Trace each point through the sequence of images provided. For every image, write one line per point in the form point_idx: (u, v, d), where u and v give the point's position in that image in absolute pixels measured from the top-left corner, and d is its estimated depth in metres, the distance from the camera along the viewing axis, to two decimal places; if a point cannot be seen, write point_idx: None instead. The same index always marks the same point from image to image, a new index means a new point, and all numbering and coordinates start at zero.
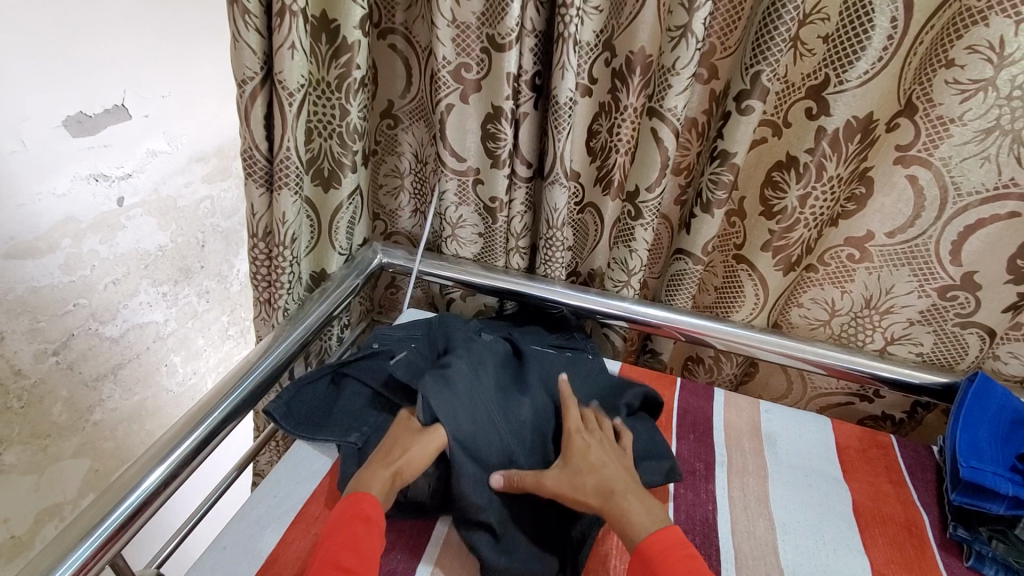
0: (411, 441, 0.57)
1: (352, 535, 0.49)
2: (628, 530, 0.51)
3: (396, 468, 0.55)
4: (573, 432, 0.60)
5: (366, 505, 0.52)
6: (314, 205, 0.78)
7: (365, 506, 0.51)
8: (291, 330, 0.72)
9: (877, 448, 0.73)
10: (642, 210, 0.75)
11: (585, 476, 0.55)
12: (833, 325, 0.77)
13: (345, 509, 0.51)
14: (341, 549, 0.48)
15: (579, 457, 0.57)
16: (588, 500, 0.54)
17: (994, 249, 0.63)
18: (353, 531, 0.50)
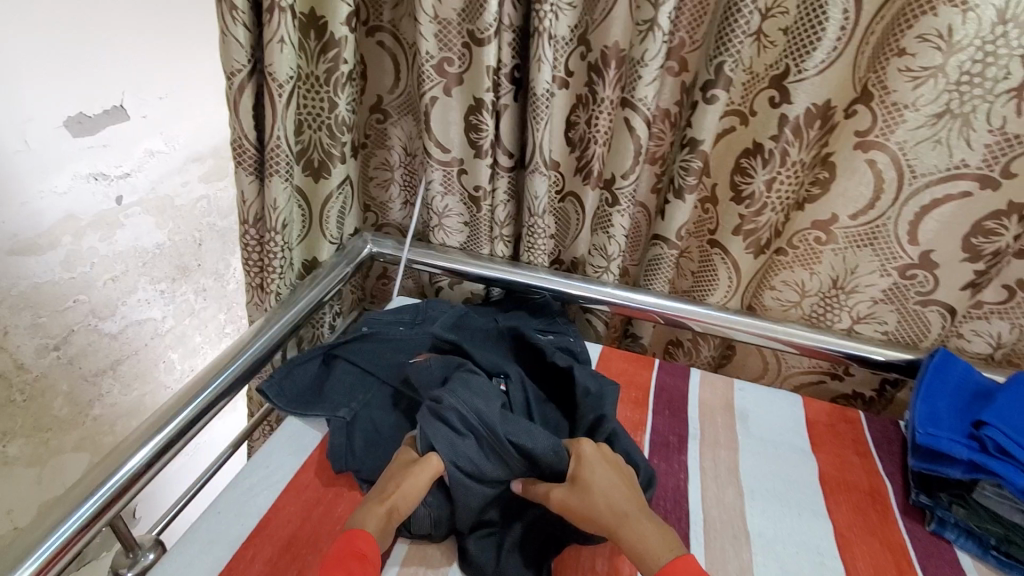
0: (404, 475, 0.56)
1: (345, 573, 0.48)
2: (644, 557, 0.50)
3: (391, 504, 0.54)
4: (583, 452, 0.58)
5: (361, 543, 0.51)
6: (305, 193, 0.81)
7: (360, 543, 0.51)
8: (283, 313, 0.76)
9: (845, 423, 0.76)
10: (619, 196, 0.79)
11: (595, 495, 0.54)
12: (804, 306, 0.80)
13: (342, 548, 0.50)
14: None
15: (589, 476, 0.55)
16: (599, 523, 0.53)
17: (949, 228, 0.66)
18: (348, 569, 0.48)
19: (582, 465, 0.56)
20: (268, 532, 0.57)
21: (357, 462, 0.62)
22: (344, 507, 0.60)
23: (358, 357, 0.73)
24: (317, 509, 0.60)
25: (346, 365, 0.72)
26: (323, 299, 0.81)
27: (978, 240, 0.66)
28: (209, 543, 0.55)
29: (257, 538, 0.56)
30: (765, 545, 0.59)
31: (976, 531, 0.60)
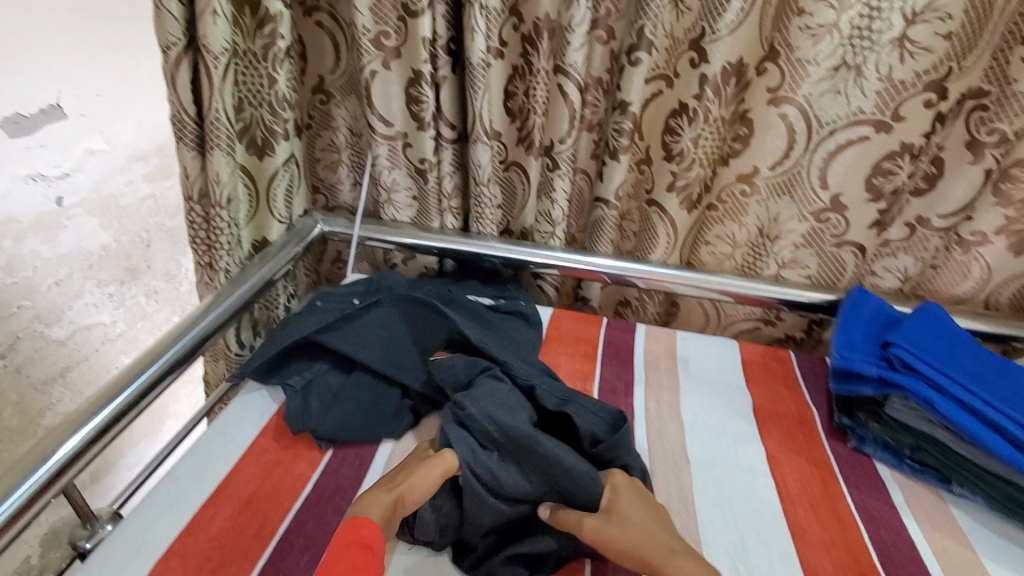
0: (413, 469, 0.56)
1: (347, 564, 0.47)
2: None
3: (398, 496, 0.54)
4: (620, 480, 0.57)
5: (365, 530, 0.50)
6: (250, 171, 0.84)
7: (362, 532, 0.50)
8: (233, 289, 0.77)
9: (777, 361, 0.82)
10: (559, 160, 0.83)
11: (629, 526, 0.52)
12: (736, 257, 0.86)
13: (345, 539, 0.49)
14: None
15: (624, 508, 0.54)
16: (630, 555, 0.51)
17: (854, 170, 0.74)
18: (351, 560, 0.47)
19: (615, 497, 0.55)
20: (228, 492, 0.58)
21: (314, 422, 0.64)
22: (303, 466, 0.62)
23: (350, 347, 0.67)
24: (276, 470, 0.61)
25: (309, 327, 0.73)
26: (272, 278, 0.82)
27: (879, 180, 0.74)
28: (168, 507, 0.56)
29: (217, 499, 0.57)
30: (703, 470, 0.64)
31: (892, 444, 0.67)
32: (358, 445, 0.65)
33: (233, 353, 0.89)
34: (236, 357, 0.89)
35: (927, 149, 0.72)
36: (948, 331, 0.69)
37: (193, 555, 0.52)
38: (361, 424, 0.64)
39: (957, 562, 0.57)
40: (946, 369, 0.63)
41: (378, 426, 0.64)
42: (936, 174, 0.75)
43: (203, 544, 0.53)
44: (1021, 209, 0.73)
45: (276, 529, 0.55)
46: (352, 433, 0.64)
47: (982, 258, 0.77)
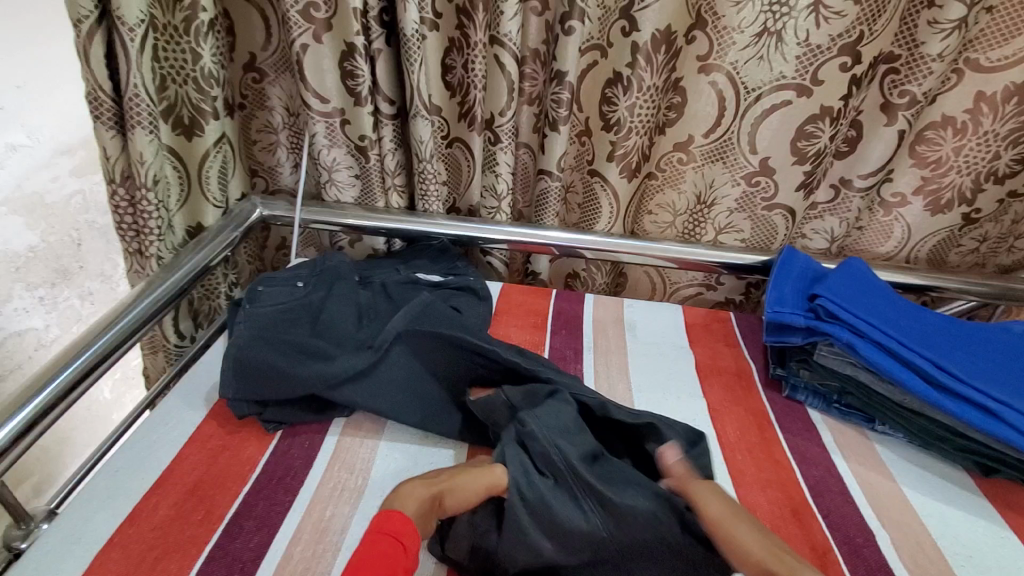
0: (464, 471, 0.53)
1: (378, 555, 0.44)
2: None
3: (440, 492, 0.51)
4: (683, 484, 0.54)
5: (405, 526, 0.46)
6: (179, 153, 0.81)
7: (397, 523, 0.46)
8: (167, 276, 0.74)
9: (718, 321, 0.86)
10: (500, 134, 0.83)
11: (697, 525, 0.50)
12: (677, 224, 0.91)
13: (384, 526, 0.46)
14: (367, 565, 0.43)
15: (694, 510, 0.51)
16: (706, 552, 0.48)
17: (780, 134, 0.78)
18: (387, 548, 0.44)
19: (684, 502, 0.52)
20: (173, 479, 0.56)
21: (260, 404, 0.62)
22: (252, 449, 0.60)
23: (372, 398, 0.63)
24: (223, 455, 0.59)
25: (254, 310, 0.71)
26: (209, 263, 0.79)
27: (803, 143, 0.78)
28: (107, 498, 0.54)
29: (160, 488, 0.55)
30: None
31: (821, 389, 0.72)
32: (309, 424, 0.63)
33: (172, 345, 0.86)
34: (175, 347, 0.86)
35: (846, 112, 0.75)
36: (868, 282, 0.74)
37: (136, 544, 0.50)
38: (305, 404, 0.63)
39: (880, 491, 0.61)
40: (865, 316, 0.67)
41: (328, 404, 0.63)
42: (856, 137, 0.80)
43: (147, 533, 0.51)
44: (934, 168, 0.79)
45: (223, 514, 0.53)
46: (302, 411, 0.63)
47: (902, 218, 0.84)
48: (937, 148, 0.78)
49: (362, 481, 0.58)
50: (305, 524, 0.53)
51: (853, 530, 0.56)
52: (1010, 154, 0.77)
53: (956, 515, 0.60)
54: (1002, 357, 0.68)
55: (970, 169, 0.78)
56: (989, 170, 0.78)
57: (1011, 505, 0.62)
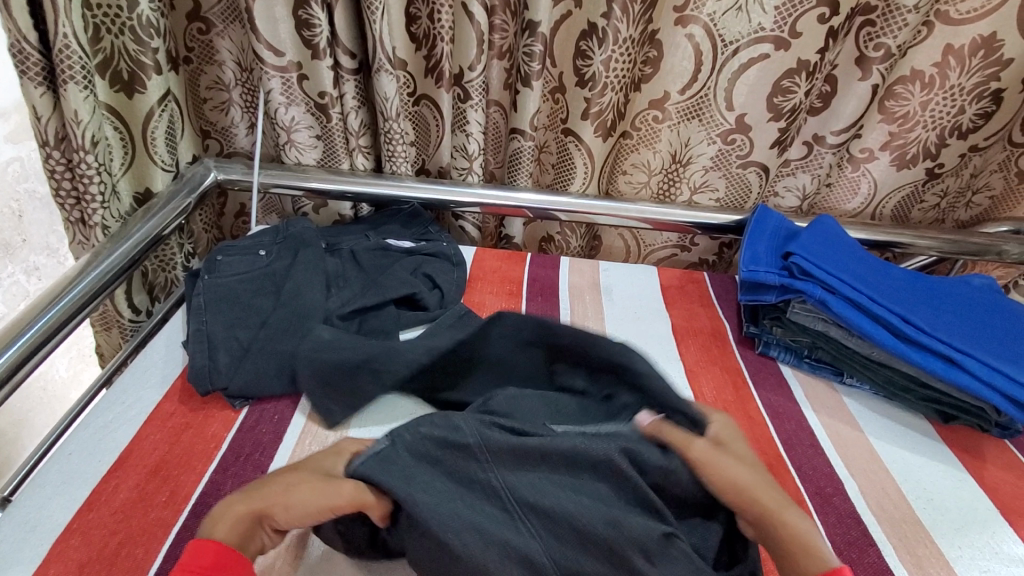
0: (310, 481, 0.45)
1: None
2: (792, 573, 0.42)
3: (263, 511, 0.43)
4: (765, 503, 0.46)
5: (225, 552, 0.40)
6: (119, 112, 0.74)
7: (214, 555, 0.39)
8: (114, 247, 0.69)
9: (693, 283, 0.87)
10: (469, 90, 0.80)
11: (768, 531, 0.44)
12: (652, 184, 0.90)
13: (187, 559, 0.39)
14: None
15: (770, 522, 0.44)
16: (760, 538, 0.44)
17: (756, 89, 0.77)
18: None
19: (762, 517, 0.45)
20: (133, 461, 0.53)
21: (224, 379, 0.59)
22: (217, 426, 0.57)
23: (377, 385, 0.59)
24: (186, 434, 0.56)
25: (214, 280, 0.67)
26: (161, 232, 0.74)
27: (778, 99, 0.77)
28: (61, 484, 0.51)
29: (119, 470, 0.52)
30: None
31: (793, 345, 0.73)
32: (277, 399, 0.60)
33: (127, 320, 0.81)
34: (130, 323, 0.82)
35: (821, 66, 0.75)
36: (839, 240, 0.74)
37: (96, 530, 0.48)
38: (273, 378, 0.60)
39: (847, 442, 0.63)
40: (838, 273, 0.68)
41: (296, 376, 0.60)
42: (830, 92, 0.80)
43: (107, 518, 0.48)
44: (902, 124, 0.79)
45: (189, 494, 0.51)
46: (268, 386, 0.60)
47: (869, 173, 0.84)
48: (905, 102, 0.77)
49: None
50: None
51: (822, 481, 0.58)
52: (974, 109, 0.77)
53: (918, 462, 0.62)
54: (964, 310, 0.70)
55: (935, 124, 0.79)
56: (954, 125, 0.79)
57: (967, 451, 0.65)
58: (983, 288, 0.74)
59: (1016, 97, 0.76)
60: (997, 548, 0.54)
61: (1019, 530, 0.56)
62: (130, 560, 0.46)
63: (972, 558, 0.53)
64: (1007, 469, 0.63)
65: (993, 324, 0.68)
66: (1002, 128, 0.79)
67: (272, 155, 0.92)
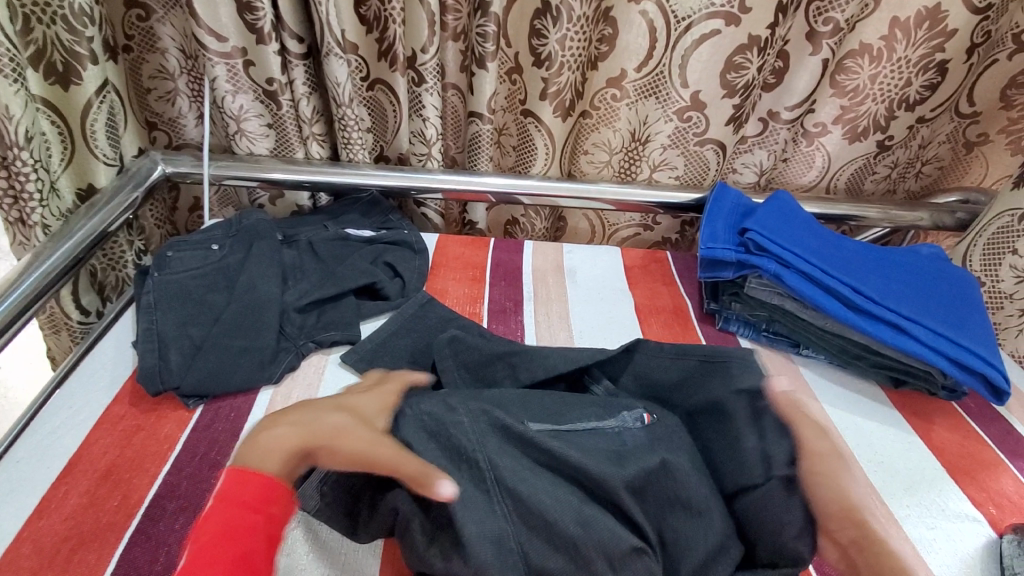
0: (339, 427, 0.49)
1: (223, 521, 0.39)
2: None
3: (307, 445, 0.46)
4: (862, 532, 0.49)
5: (264, 490, 0.42)
6: (56, 106, 0.71)
7: (252, 488, 0.41)
8: (56, 246, 0.66)
9: (655, 262, 0.87)
10: (423, 73, 0.78)
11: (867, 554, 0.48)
12: (613, 164, 0.90)
13: (232, 487, 0.41)
14: (226, 524, 0.39)
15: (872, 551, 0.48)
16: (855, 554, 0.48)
17: (710, 66, 0.77)
18: (230, 519, 0.39)
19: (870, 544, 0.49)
20: (82, 466, 0.51)
21: (176, 378, 0.57)
22: (170, 427, 0.56)
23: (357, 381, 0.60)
24: (137, 436, 0.55)
25: (164, 277, 0.64)
26: (106, 229, 0.71)
27: (732, 75, 0.77)
28: (8, 492, 0.49)
29: (69, 476, 0.50)
30: None
31: (751, 319, 0.75)
32: (233, 396, 0.59)
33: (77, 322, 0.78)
34: (79, 325, 0.79)
35: (772, 42, 0.75)
36: (794, 214, 0.75)
37: (46, 538, 0.46)
38: (229, 374, 0.58)
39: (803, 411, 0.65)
40: (792, 246, 0.69)
41: (253, 371, 0.59)
42: (783, 68, 0.81)
43: (58, 525, 0.47)
44: (853, 97, 0.80)
45: (143, 496, 0.50)
46: (224, 383, 0.58)
47: (823, 147, 0.85)
48: (854, 76, 0.78)
49: None
50: None
51: None
52: (920, 81, 0.78)
53: (870, 427, 0.64)
54: (912, 279, 0.72)
55: (884, 96, 0.80)
56: (900, 98, 0.80)
57: (916, 413, 0.67)
58: (930, 257, 0.76)
59: (960, 66, 0.77)
60: (942, 505, 0.56)
61: (964, 487, 0.59)
62: (83, 566, 0.45)
63: (919, 516, 0.55)
64: (952, 430, 0.66)
65: (939, 291, 0.71)
66: (946, 99, 0.81)
67: (224, 145, 0.89)
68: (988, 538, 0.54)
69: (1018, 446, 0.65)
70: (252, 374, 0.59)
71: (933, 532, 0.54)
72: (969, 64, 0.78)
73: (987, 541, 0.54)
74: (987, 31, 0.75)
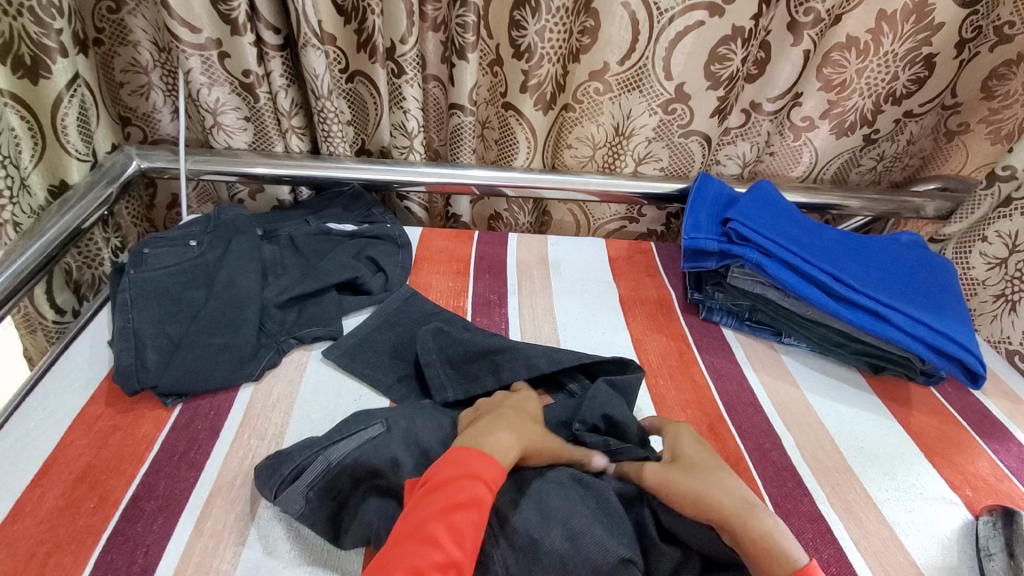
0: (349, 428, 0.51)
1: (453, 500, 0.41)
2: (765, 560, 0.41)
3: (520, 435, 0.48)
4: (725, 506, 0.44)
5: (479, 464, 0.44)
6: (25, 100, 0.69)
7: (476, 462, 0.44)
8: (27, 244, 0.65)
9: (640, 253, 0.87)
10: (403, 64, 0.77)
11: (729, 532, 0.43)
12: (597, 158, 0.89)
13: (451, 471, 0.43)
14: (453, 509, 0.40)
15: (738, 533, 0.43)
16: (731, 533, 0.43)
17: (693, 58, 0.77)
18: (473, 495, 0.41)
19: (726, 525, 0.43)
20: (58, 468, 0.50)
21: (153, 377, 0.56)
22: (148, 427, 0.55)
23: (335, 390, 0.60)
24: (114, 437, 0.54)
25: (140, 274, 0.63)
26: (80, 226, 0.70)
27: (715, 67, 0.77)
28: None
29: (44, 478, 0.49)
30: None
31: (734, 309, 0.75)
32: (212, 394, 0.58)
33: (51, 321, 0.77)
34: (54, 325, 0.77)
35: (756, 33, 0.75)
36: (776, 204, 0.76)
37: (21, 541, 0.45)
38: (208, 372, 0.57)
39: (785, 399, 0.66)
40: (773, 236, 0.70)
41: (233, 369, 0.58)
42: (765, 59, 0.81)
43: (33, 528, 0.46)
44: (840, 91, 0.80)
45: (120, 498, 0.49)
46: (204, 381, 0.57)
47: (811, 142, 0.85)
48: (842, 70, 0.78)
49: (273, 446, 0.54)
50: (214, 498, 0.49)
51: (761, 437, 0.60)
52: (907, 74, 0.79)
53: (851, 413, 0.65)
54: (892, 266, 0.73)
55: (871, 91, 0.80)
56: (888, 91, 0.81)
57: (895, 398, 0.68)
58: (910, 245, 0.77)
59: (949, 62, 0.78)
60: (920, 488, 0.57)
61: (941, 470, 0.60)
62: (59, 569, 0.44)
63: (897, 499, 0.56)
64: (930, 414, 0.67)
65: (918, 279, 0.72)
66: (937, 93, 0.82)
67: (201, 140, 0.87)
68: (964, 520, 0.55)
69: (995, 429, 0.66)
70: (233, 372, 0.58)
71: (910, 515, 0.55)
72: (959, 59, 0.79)
73: (964, 522, 0.55)
74: (975, 26, 0.76)
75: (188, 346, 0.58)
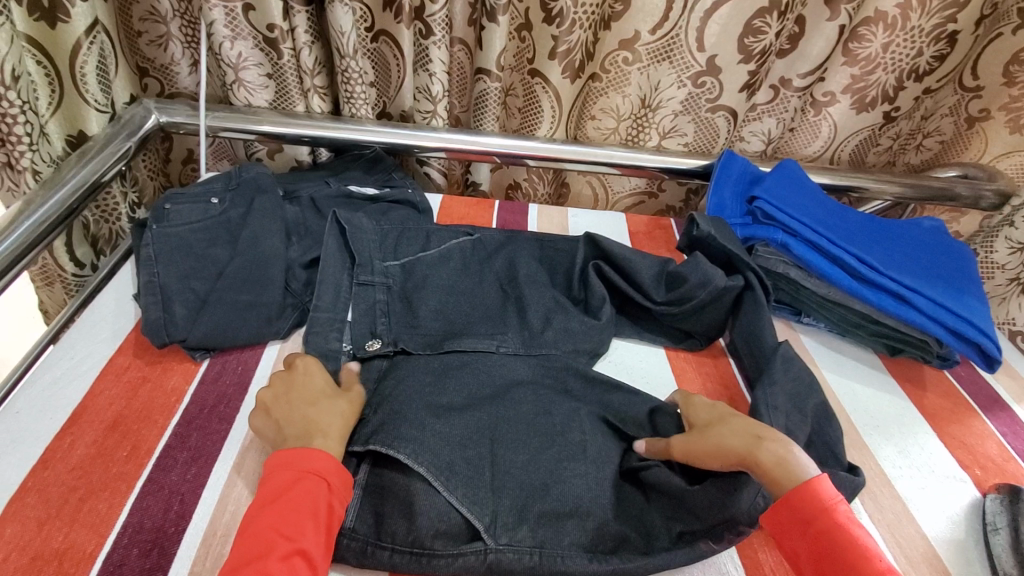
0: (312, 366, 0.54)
1: (289, 504, 0.42)
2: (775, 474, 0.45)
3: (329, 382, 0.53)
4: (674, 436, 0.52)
5: (313, 462, 0.45)
6: (41, 44, 0.67)
7: (317, 460, 0.45)
8: (49, 194, 0.64)
9: (660, 229, 0.87)
10: (431, 25, 0.75)
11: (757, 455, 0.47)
12: (620, 130, 0.89)
13: (291, 484, 0.44)
14: (288, 515, 0.42)
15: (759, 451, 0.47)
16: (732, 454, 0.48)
17: (727, 29, 0.75)
18: (306, 488, 0.43)
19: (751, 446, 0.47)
20: (87, 417, 0.51)
21: (181, 332, 0.57)
22: (176, 379, 0.56)
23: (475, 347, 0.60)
24: (144, 388, 0.54)
25: (164, 229, 0.59)
26: (99, 179, 0.69)
27: (749, 40, 0.76)
28: (13, 442, 0.48)
29: (75, 427, 0.50)
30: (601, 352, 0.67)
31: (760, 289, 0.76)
32: (240, 350, 0.60)
33: (69, 276, 0.77)
34: (73, 278, 0.77)
35: (793, 6, 0.74)
36: (801, 183, 0.75)
37: (54, 488, 0.46)
38: (237, 328, 0.58)
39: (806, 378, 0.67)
40: (799, 214, 0.70)
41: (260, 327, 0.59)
42: (799, 34, 0.79)
43: (64, 475, 0.47)
44: (864, 66, 0.79)
45: (152, 448, 0.49)
46: (232, 337, 0.58)
47: (830, 117, 0.85)
48: (866, 44, 0.77)
49: None
50: (246, 449, 0.50)
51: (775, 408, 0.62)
52: (931, 51, 0.78)
53: (868, 393, 0.66)
54: (912, 250, 0.73)
55: (895, 66, 0.79)
56: (911, 68, 0.79)
57: (910, 380, 0.69)
58: (931, 230, 0.77)
59: (967, 39, 0.77)
60: (934, 467, 0.59)
61: (952, 449, 0.61)
62: (93, 516, 0.44)
63: (912, 477, 0.58)
64: (944, 397, 0.68)
65: (937, 262, 0.72)
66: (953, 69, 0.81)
67: (220, 97, 0.86)
68: (972, 497, 0.57)
69: (1003, 411, 0.67)
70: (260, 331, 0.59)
71: (923, 492, 0.57)
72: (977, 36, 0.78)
73: (972, 500, 0.56)
74: (993, 2, 0.75)
75: (212, 300, 0.58)
